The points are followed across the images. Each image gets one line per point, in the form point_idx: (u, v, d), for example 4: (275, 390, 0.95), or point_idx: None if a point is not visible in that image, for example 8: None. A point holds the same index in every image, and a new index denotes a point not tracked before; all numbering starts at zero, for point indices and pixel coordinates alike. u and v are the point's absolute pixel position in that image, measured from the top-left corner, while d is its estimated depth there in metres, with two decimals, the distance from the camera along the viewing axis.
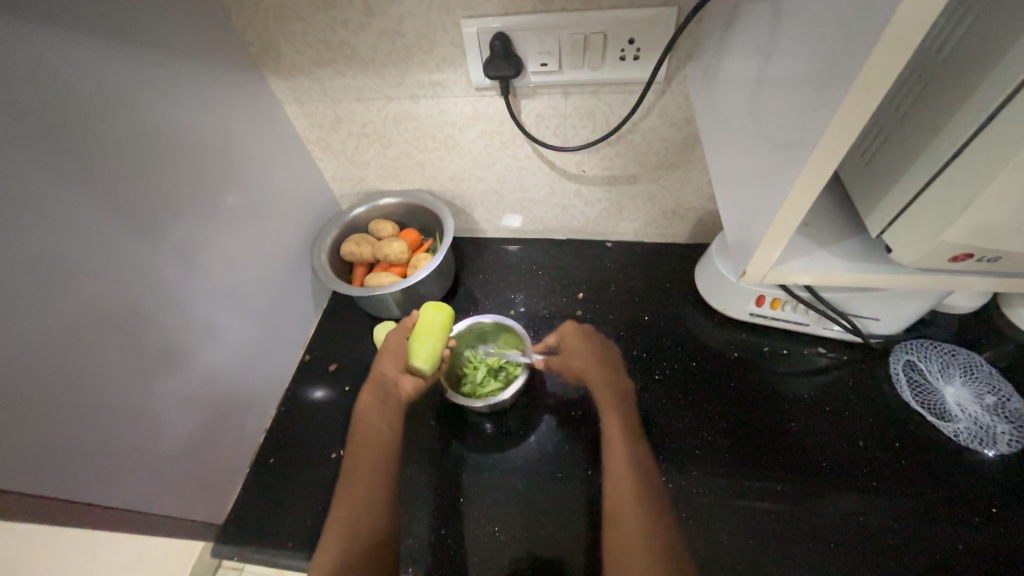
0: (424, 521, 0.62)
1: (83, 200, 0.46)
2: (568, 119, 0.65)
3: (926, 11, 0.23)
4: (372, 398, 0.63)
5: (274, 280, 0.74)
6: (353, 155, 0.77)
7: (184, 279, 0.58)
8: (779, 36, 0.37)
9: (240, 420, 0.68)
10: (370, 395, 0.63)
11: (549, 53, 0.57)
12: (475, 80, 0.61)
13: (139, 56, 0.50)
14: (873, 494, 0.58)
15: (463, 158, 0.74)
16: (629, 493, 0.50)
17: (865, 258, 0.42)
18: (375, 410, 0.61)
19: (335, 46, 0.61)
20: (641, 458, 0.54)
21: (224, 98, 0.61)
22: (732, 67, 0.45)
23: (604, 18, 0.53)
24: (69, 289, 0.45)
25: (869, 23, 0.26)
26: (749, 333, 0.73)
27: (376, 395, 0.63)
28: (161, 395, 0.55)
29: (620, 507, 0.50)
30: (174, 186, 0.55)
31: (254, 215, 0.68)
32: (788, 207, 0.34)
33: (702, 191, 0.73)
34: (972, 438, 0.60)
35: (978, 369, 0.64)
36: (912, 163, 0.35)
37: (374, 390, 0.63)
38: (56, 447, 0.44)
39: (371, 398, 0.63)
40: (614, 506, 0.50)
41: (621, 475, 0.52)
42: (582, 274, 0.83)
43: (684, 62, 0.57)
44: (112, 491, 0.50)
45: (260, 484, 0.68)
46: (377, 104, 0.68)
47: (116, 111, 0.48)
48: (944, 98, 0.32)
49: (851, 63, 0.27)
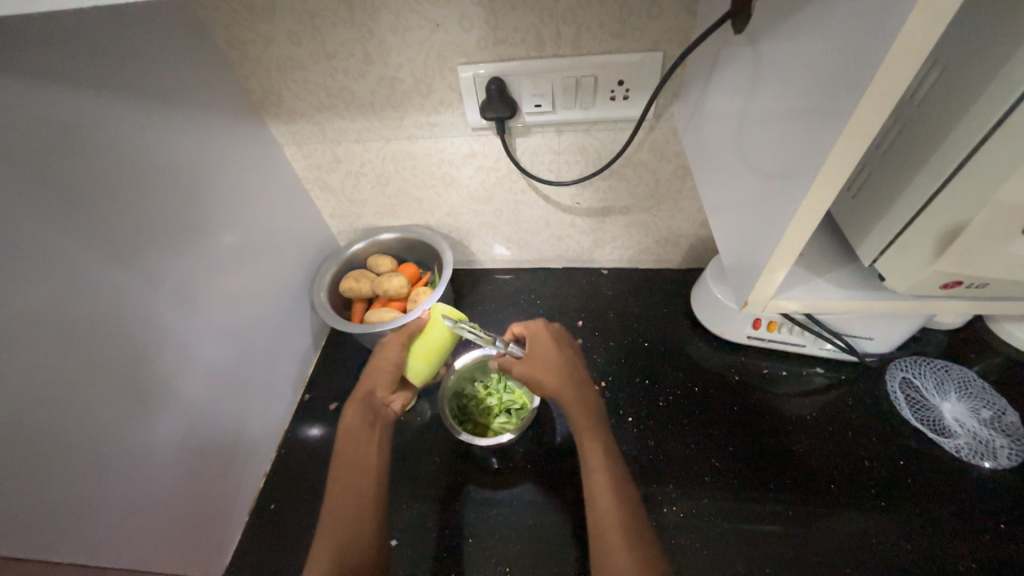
0: (430, 563, 0.60)
1: (82, 249, 0.45)
2: (562, 155, 0.67)
3: (909, 67, 0.24)
4: (361, 417, 0.60)
5: (272, 319, 0.73)
6: (351, 193, 0.79)
7: (184, 321, 0.57)
8: (762, 80, 0.39)
9: (237, 465, 0.65)
10: (355, 413, 0.61)
11: (543, 95, 0.59)
12: (472, 121, 0.63)
13: (143, 106, 0.51)
14: (884, 514, 0.58)
15: (460, 194, 0.76)
16: (613, 523, 0.48)
17: (857, 286, 0.44)
18: (364, 435, 0.60)
19: (334, 92, 0.63)
20: (620, 474, 0.52)
21: (223, 142, 0.62)
22: (719, 106, 0.48)
23: (595, 61, 0.56)
24: (66, 340, 0.44)
25: (854, 76, 0.27)
26: (747, 355, 0.74)
27: (364, 414, 0.61)
28: (159, 441, 0.53)
29: (606, 538, 0.48)
30: (172, 231, 0.55)
31: (252, 255, 0.68)
32: (786, 241, 0.35)
33: (692, 219, 0.76)
34: (972, 452, 0.61)
35: (972, 385, 0.65)
36: (897, 197, 0.37)
37: (363, 407, 0.61)
38: (51, 506, 0.42)
39: (359, 415, 0.61)
40: (600, 540, 0.48)
41: (603, 499, 0.50)
42: (579, 303, 0.84)
43: (671, 100, 0.60)
44: (110, 550, 0.48)
45: (259, 531, 0.66)
46: (375, 145, 0.69)
47: (114, 158, 0.48)
48: (923, 139, 0.34)
49: (839, 109, 0.28)
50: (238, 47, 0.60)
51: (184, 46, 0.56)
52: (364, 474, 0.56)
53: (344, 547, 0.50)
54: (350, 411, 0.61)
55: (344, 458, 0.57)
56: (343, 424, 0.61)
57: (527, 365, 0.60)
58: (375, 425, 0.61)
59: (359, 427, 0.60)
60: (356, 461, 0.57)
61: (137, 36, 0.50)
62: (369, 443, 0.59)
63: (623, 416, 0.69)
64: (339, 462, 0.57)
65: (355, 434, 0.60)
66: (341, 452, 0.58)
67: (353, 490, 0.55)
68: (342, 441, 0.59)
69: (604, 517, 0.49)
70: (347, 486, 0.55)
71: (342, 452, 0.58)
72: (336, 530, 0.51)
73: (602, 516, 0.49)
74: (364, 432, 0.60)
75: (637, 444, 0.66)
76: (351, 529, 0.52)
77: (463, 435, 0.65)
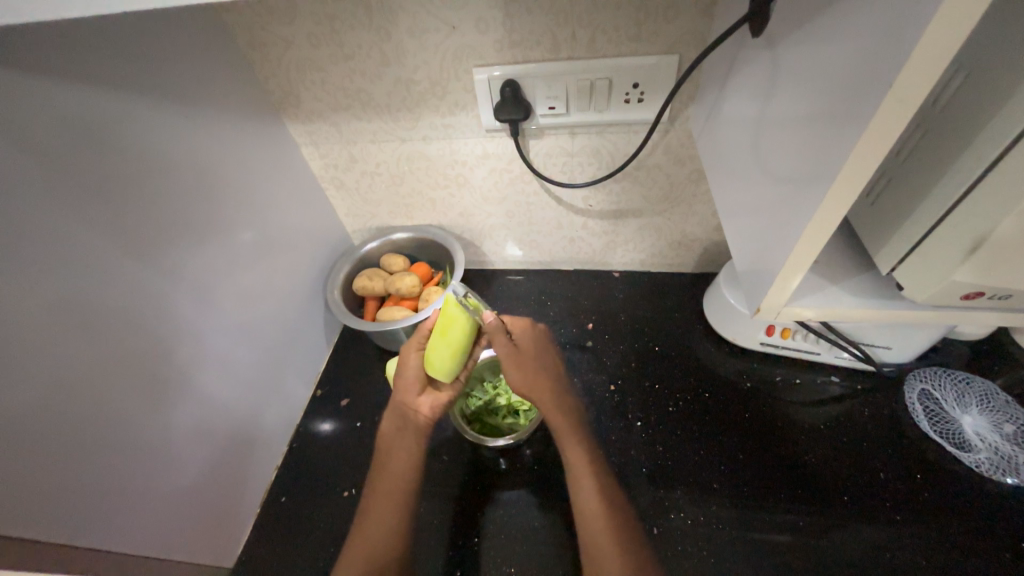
0: (437, 561, 0.60)
1: (104, 244, 0.47)
2: (575, 158, 0.67)
3: (933, 71, 0.24)
4: (392, 425, 0.61)
5: (286, 316, 0.74)
6: (366, 193, 0.80)
7: (203, 318, 0.59)
8: (780, 84, 0.38)
9: (250, 459, 0.67)
10: (388, 419, 0.62)
11: (557, 98, 0.60)
12: (486, 122, 0.63)
13: (166, 107, 0.53)
14: (899, 529, 0.56)
15: (473, 195, 0.76)
16: (603, 531, 0.50)
17: (873, 294, 0.43)
18: (396, 442, 0.61)
19: (351, 93, 0.64)
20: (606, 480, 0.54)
21: (242, 141, 0.64)
22: (735, 110, 0.48)
23: (609, 64, 0.56)
24: (88, 332, 0.45)
25: (874, 81, 0.27)
26: (760, 362, 0.73)
27: (394, 419, 0.62)
28: (174, 433, 0.55)
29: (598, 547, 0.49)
30: (190, 226, 0.56)
31: (268, 251, 0.70)
32: (801, 249, 0.35)
33: (706, 222, 0.75)
34: (993, 467, 0.59)
35: (995, 399, 0.63)
36: (917, 203, 0.36)
37: (393, 414, 0.62)
38: (69, 493, 0.44)
39: (392, 424, 0.62)
40: (590, 547, 0.50)
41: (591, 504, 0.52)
42: (590, 305, 0.83)
43: (686, 103, 0.59)
44: (126, 537, 0.49)
45: (270, 524, 0.67)
46: (390, 146, 0.70)
47: (137, 156, 0.50)
48: (944, 147, 0.33)
49: (858, 115, 0.28)
50: (259, 49, 0.61)
51: (207, 48, 0.57)
52: (394, 482, 0.58)
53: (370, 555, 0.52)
54: (385, 420, 0.62)
55: (378, 466, 0.60)
56: (381, 430, 0.63)
57: (512, 359, 0.57)
58: (407, 432, 0.61)
59: (394, 435, 0.61)
60: (388, 470, 0.59)
61: (162, 38, 0.52)
62: (399, 451, 0.60)
63: (631, 421, 0.69)
64: (374, 470, 0.60)
65: (388, 441, 0.61)
66: (379, 459, 0.61)
67: (383, 498, 0.57)
68: (379, 448, 0.61)
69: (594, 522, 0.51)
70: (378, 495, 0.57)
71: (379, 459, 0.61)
72: (365, 538, 0.54)
73: (592, 524, 0.51)
74: (397, 439, 0.61)
75: (645, 449, 0.66)
76: (378, 538, 0.54)
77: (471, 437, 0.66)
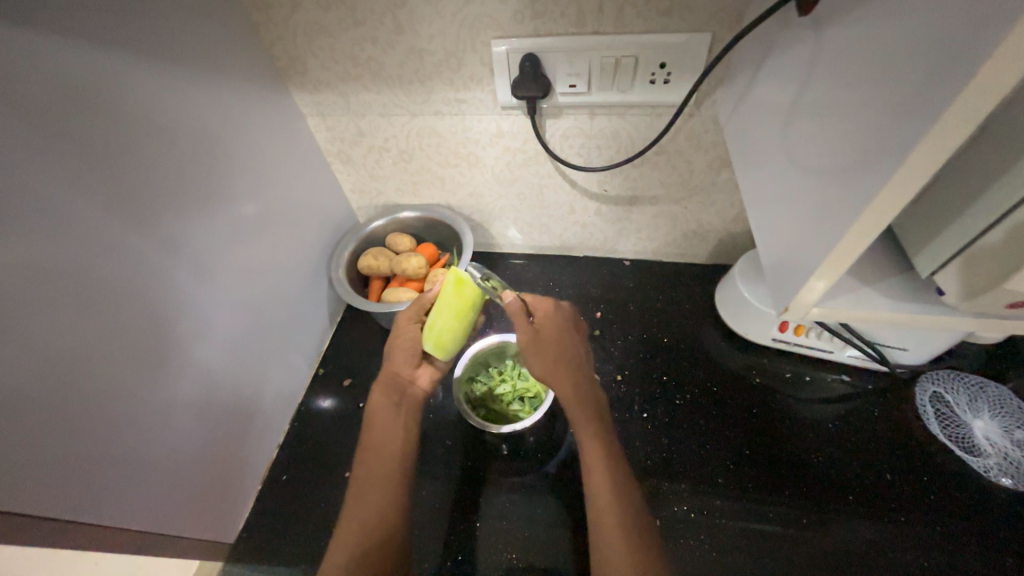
0: (439, 544, 0.60)
1: (100, 215, 0.45)
2: (592, 140, 0.65)
3: (1018, 64, 0.22)
4: (387, 400, 0.60)
5: (287, 292, 0.73)
6: (374, 168, 0.77)
7: (201, 293, 0.57)
8: (824, 70, 0.36)
9: (249, 436, 0.66)
10: (381, 395, 0.60)
11: (578, 75, 0.57)
12: (502, 99, 0.61)
13: (166, 70, 0.50)
14: (903, 529, 0.56)
15: (485, 175, 0.73)
16: (610, 509, 0.50)
17: (904, 298, 0.41)
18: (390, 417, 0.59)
19: (361, 62, 0.61)
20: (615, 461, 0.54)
21: (246, 109, 0.61)
22: (768, 96, 0.45)
23: (636, 41, 0.53)
24: (82, 305, 0.44)
25: (947, 72, 0.24)
26: (770, 357, 0.72)
27: (389, 396, 0.60)
28: (173, 410, 0.54)
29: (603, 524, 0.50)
30: (189, 198, 0.54)
31: (271, 225, 0.68)
32: (839, 248, 0.33)
33: (723, 212, 0.73)
34: (1001, 473, 0.59)
35: (1008, 404, 0.63)
36: (969, 206, 0.34)
37: (389, 389, 0.60)
38: (65, 470, 0.43)
39: (384, 398, 0.60)
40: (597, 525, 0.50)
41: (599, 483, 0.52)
42: (599, 292, 0.82)
43: (715, 86, 0.56)
44: (124, 513, 0.49)
45: (271, 501, 0.67)
46: (400, 120, 0.67)
47: (134, 123, 0.47)
48: (1003, 147, 0.31)
49: (922, 109, 0.26)
50: (266, 11, 0.58)
51: (211, 8, 0.54)
52: (388, 460, 0.57)
53: (366, 536, 0.51)
54: (377, 393, 0.60)
55: (370, 441, 0.58)
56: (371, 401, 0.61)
57: (530, 345, 0.57)
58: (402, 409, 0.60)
59: (387, 412, 0.59)
60: (380, 448, 0.57)
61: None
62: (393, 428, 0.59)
63: (637, 412, 0.68)
64: (366, 445, 0.58)
65: (382, 417, 0.59)
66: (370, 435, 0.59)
67: (376, 477, 0.55)
68: (369, 423, 0.59)
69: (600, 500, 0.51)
70: (372, 473, 0.56)
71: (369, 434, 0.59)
72: (360, 518, 0.53)
73: (600, 502, 0.51)
74: (391, 415, 0.59)
75: (650, 441, 0.65)
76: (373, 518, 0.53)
77: (475, 422, 0.64)
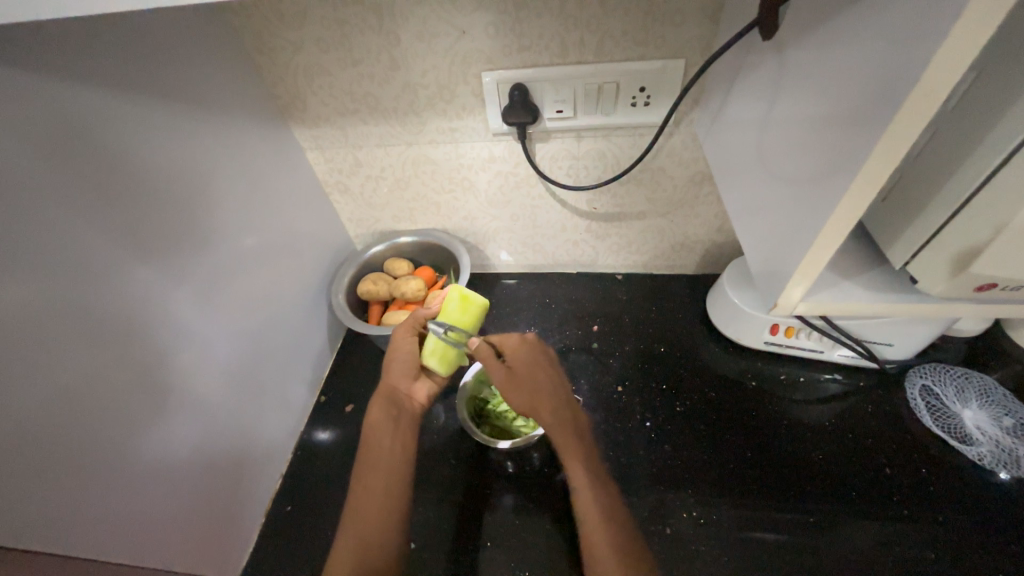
0: (449, 566, 0.59)
1: (110, 247, 0.46)
2: (580, 161, 0.68)
3: (953, 72, 0.25)
4: (385, 414, 0.60)
5: (288, 321, 0.73)
6: (371, 197, 0.80)
7: (205, 322, 0.57)
8: (790, 86, 0.40)
9: (253, 467, 0.65)
10: (379, 408, 0.60)
11: (565, 101, 0.60)
12: (493, 126, 0.64)
13: (172, 110, 0.53)
14: (906, 521, 0.57)
15: (478, 198, 0.76)
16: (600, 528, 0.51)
17: (884, 291, 0.44)
18: (389, 431, 0.59)
19: (359, 97, 0.64)
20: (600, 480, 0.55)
21: (248, 145, 0.63)
22: (742, 112, 0.49)
23: (617, 68, 0.57)
24: (92, 333, 0.45)
25: (895, 82, 0.28)
26: (765, 361, 0.74)
27: (387, 409, 0.60)
28: (177, 440, 0.54)
29: (594, 542, 0.50)
30: (192, 229, 0.55)
31: (271, 255, 0.69)
32: (817, 246, 0.36)
33: (708, 224, 0.76)
34: (995, 460, 0.60)
35: (993, 393, 0.65)
36: (932, 201, 0.37)
37: (386, 402, 0.60)
38: (73, 502, 0.43)
39: (383, 412, 0.60)
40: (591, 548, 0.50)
41: (587, 504, 0.53)
42: (594, 307, 0.84)
43: (692, 107, 0.61)
44: (129, 549, 0.48)
45: (276, 534, 0.66)
46: (396, 150, 0.70)
47: (142, 160, 0.49)
48: (955, 146, 0.35)
49: (875, 115, 0.29)
50: (267, 53, 0.61)
51: (215, 52, 0.57)
52: (388, 474, 0.56)
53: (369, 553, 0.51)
54: (374, 407, 0.60)
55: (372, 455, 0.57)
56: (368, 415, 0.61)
57: (506, 376, 0.59)
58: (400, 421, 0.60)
59: (387, 424, 0.59)
60: (380, 462, 0.57)
61: (169, 41, 0.52)
62: (392, 442, 0.59)
63: (639, 421, 0.69)
64: (367, 459, 0.57)
65: (379, 430, 0.59)
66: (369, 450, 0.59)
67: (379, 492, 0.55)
68: (369, 437, 0.59)
69: (590, 521, 0.52)
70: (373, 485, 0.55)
71: (368, 449, 0.58)
72: (361, 534, 0.52)
73: (590, 522, 0.52)
74: (390, 428, 0.59)
75: (653, 449, 0.66)
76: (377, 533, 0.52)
77: (481, 438, 0.65)
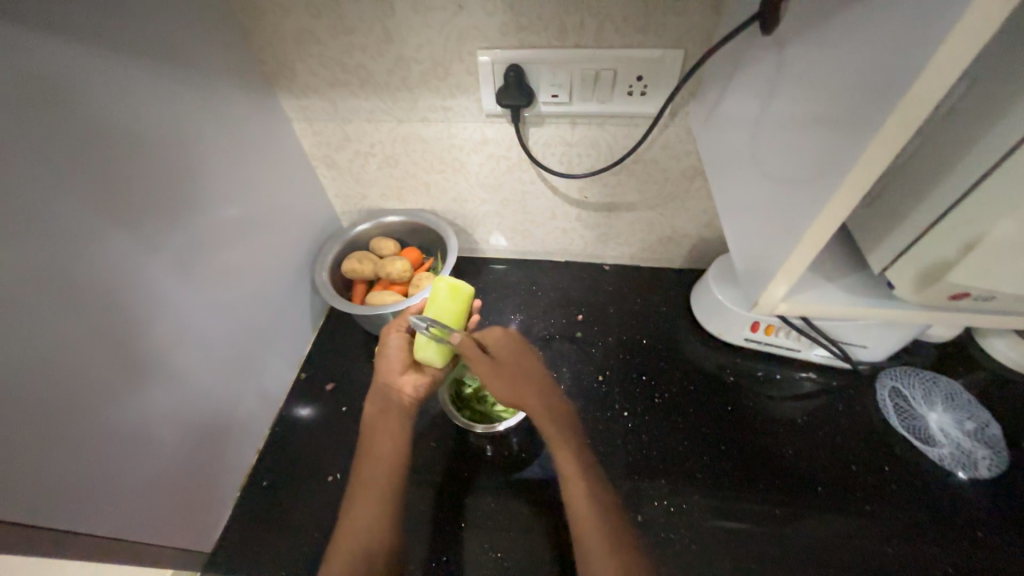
0: (423, 547, 0.60)
1: (84, 211, 0.44)
2: (573, 148, 0.67)
3: (949, 79, 0.25)
4: (375, 408, 0.60)
5: (270, 296, 0.72)
6: (359, 173, 0.78)
7: (184, 294, 0.56)
8: (786, 83, 0.39)
9: (229, 442, 0.65)
10: (371, 404, 0.61)
11: (561, 86, 0.59)
12: (487, 107, 0.63)
13: (153, 71, 0.50)
14: (867, 517, 0.60)
15: (469, 181, 0.75)
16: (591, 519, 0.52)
17: (863, 295, 0.45)
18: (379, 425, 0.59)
19: (350, 69, 0.62)
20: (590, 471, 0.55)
21: (232, 111, 0.61)
22: (737, 107, 0.48)
23: (616, 55, 0.56)
24: (65, 300, 0.43)
25: (889, 86, 0.27)
26: (744, 358, 0.75)
27: (376, 404, 0.61)
28: (152, 413, 0.53)
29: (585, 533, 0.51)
30: (172, 196, 0.53)
31: (254, 228, 0.67)
32: (801, 248, 0.36)
33: (697, 219, 0.76)
34: (954, 462, 0.63)
35: (958, 398, 0.68)
36: (916, 207, 0.38)
37: (376, 398, 0.61)
38: (44, 472, 0.42)
39: (374, 407, 0.60)
40: (582, 537, 0.51)
41: (576, 496, 0.54)
42: (580, 296, 0.84)
43: (688, 99, 0.60)
44: (102, 519, 0.48)
45: (251, 508, 0.66)
46: (386, 126, 0.69)
47: (120, 120, 0.47)
48: (942, 155, 0.35)
49: (866, 120, 0.29)
50: (255, 16, 0.58)
51: (199, 11, 0.55)
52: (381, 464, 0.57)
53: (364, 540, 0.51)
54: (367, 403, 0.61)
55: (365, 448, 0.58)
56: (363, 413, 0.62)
57: (490, 371, 0.58)
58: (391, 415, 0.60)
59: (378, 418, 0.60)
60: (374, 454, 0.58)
61: None
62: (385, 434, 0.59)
63: (618, 411, 0.70)
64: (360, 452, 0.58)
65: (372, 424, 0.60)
66: (364, 446, 0.59)
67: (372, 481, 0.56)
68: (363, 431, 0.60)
69: (580, 514, 0.53)
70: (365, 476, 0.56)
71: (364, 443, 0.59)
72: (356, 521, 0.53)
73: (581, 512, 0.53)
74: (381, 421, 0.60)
75: (630, 439, 0.67)
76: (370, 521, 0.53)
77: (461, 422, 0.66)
